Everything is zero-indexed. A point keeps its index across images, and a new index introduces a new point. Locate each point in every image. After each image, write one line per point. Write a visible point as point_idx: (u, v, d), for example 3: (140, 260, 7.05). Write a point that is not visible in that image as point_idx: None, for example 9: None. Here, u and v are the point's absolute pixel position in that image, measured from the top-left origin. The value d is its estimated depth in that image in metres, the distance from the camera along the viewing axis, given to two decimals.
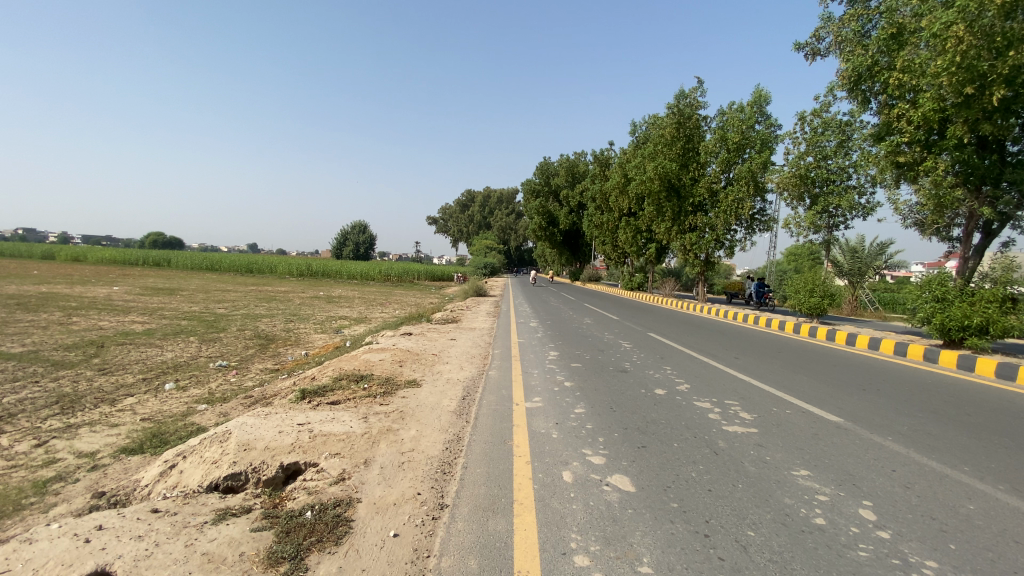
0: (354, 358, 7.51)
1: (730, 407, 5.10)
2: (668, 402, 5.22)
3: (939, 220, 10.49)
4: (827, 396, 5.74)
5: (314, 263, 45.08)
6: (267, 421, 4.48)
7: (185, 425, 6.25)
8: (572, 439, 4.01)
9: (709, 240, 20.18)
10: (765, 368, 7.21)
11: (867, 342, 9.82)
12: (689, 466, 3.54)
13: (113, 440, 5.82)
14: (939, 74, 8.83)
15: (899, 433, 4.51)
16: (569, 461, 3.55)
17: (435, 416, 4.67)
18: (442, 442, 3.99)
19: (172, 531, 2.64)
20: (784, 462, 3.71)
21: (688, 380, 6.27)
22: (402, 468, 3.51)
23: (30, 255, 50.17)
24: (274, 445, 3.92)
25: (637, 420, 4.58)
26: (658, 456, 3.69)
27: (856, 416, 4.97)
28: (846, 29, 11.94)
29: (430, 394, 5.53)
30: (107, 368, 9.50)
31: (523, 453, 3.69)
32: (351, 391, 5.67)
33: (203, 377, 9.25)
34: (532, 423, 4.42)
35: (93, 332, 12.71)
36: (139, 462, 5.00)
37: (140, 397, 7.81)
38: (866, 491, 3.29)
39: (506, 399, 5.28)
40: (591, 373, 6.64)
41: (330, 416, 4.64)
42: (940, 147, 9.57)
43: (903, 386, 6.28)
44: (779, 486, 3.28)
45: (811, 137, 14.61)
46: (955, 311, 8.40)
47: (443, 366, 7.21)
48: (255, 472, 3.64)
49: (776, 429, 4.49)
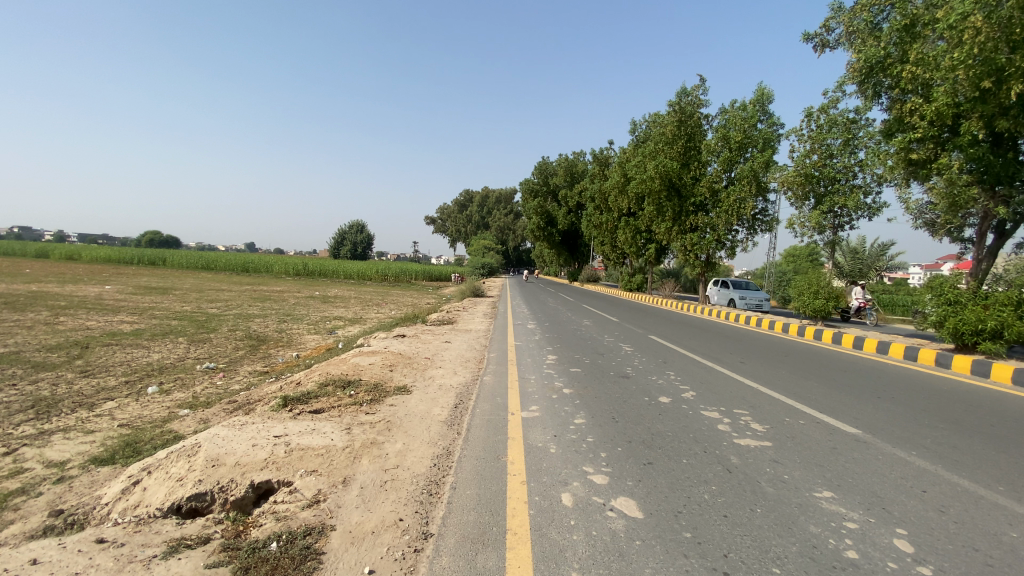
0: (343, 361, 7.16)
1: (739, 417, 4.78)
2: (674, 412, 4.89)
3: (952, 220, 10.12)
4: (841, 404, 5.43)
5: (311, 263, 44.63)
6: (242, 433, 4.14)
7: (163, 432, 5.90)
8: (571, 455, 3.67)
9: (710, 241, 19.81)
10: (772, 374, 6.88)
11: (876, 346, 9.49)
12: (700, 487, 3.21)
13: (85, 448, 5.47)
14: (956, 67, 8.48)
15: (924, 447, 4.18)
16: (568, 481, 3.22)
17: (424, 428, 4.32)
18: (430, 458, 3.65)
19: (114, 568, 2.40)
20: (805, 481, 3.39)
21: (693, 387, 5.94)
22: (384, 488, 3.17)
23: (24, 254, 49.41)
24: (245, 461, 3.58)
25: (642, 432, 4.25)
26: (667, 475, 3.36)
27: (875, 428, 4.65)
28: (858, 19, 11.49)
29: (420, 402, 5.19)
30: (90, 370, 9.10)
31: (519, 472, 3.36)
32: (335, 398, 5.33)
33: (188, 380, 8.86)
34: (528, 436, 4.08)
35: (79, 332, 12.35)
36: (108, 475, 4.66)
37: (120, 401, 7.44)
38: (898, 517, 2.96)
39: (501, 407, 4.94)
40: (591, 379, 6.30)
41: (310, 426, 4.30)
42: (954, 144, 9.25)
43: (919, 394, 5.98)
44: (802, 512, 2.95)
45: (817, 135, 14.28)
46: (970, 315, 8.08)
47: (436, 371, 6.86)
48: (222, 491, 3.30)
49: (790, 442, 4.17)
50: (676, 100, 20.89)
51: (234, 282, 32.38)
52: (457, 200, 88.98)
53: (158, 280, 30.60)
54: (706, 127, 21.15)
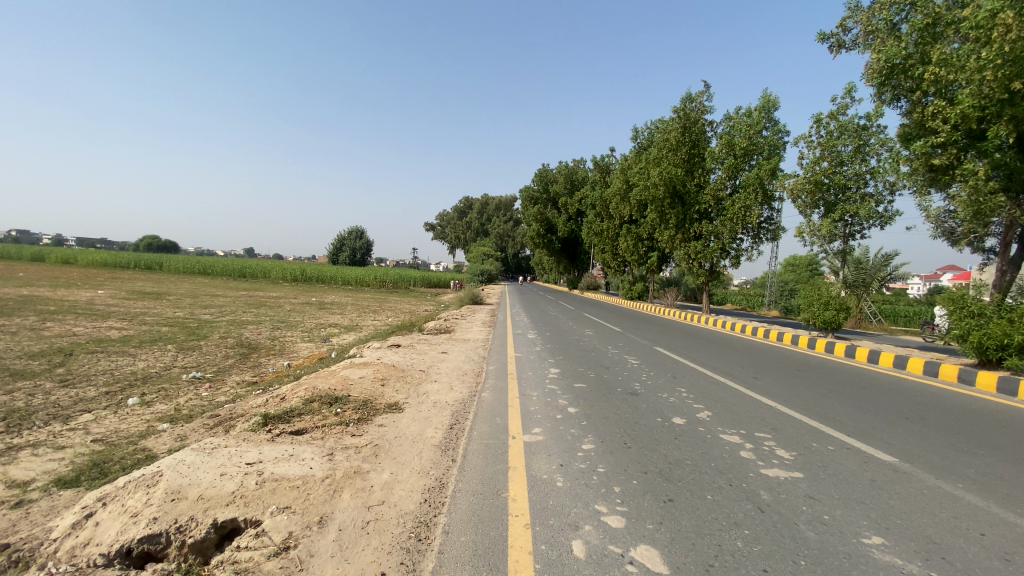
0: (332, 374, 6.72)
1: (763, 442, 4.34)
2: (690, 435, 4.46)
3: (976, 229, 9.73)
4: (868, 426, 5.02)
5: (309, 268, 44.27)
6: (211, 459, 3.70)
7: (136, 450, 5.43)
8: (580, 490, 3.25)
9: (714, 249, 19.41)
10: (789, 391, 6.46)
11: (892, 360, 9.07)
12: (732, 532, 2.78)
13: (52, 467, 5.02)
14: (983, 67, 8.18)
15: (970, 480, 3.75)
16: (579, 525, 2.79)
17: (415, 454, 3.89)
18: (420, 492, 3.22)
19: None
20: (848, 524, 2.97)
21: (707, 406, 5.50)
22: (366, 532, 2.73)
23: (19, 256, 48.67)
24: (210, 495, 3.14)
25: (658, 461, 3.82)
26: (691, 516, 2.93)
27: (911, 455, 4.22)
28: (876, 19, 11.14)
29: (412, 423, 4.74)
30: (69, 379, 8.64)
31: (521, 512, 2.93)
32: (320, 417, 4.89)
33: (172, 391, 8.41)
34: (532, 465, 3.67)
35: (64, 339, 11.89)
36: (70, 500, 4.21)
37: (98, 414, 6.97)
38: (963, 569, 2.54)
39: (501, 430, 4.50)
40: (597, 396, 5.86)
41: (288, 452, 3.86)
42: (980, 150, 8.88)
43: (947, 414, 5.56)
44: (854, 565, 2.53)
45: (827, 141, 13.94)
46: (994, 328, 7.71)
47: (431, 386, 6.42)
48: (179, 532, 2.86)
49: (823, 472, 3.74)
50: (681, 106, 20.59)
51: (229, 287, 31.84)
52: (456, 206, 88.70)
53: (152, 284, 30.18)
54: (711, 133, 20.86)
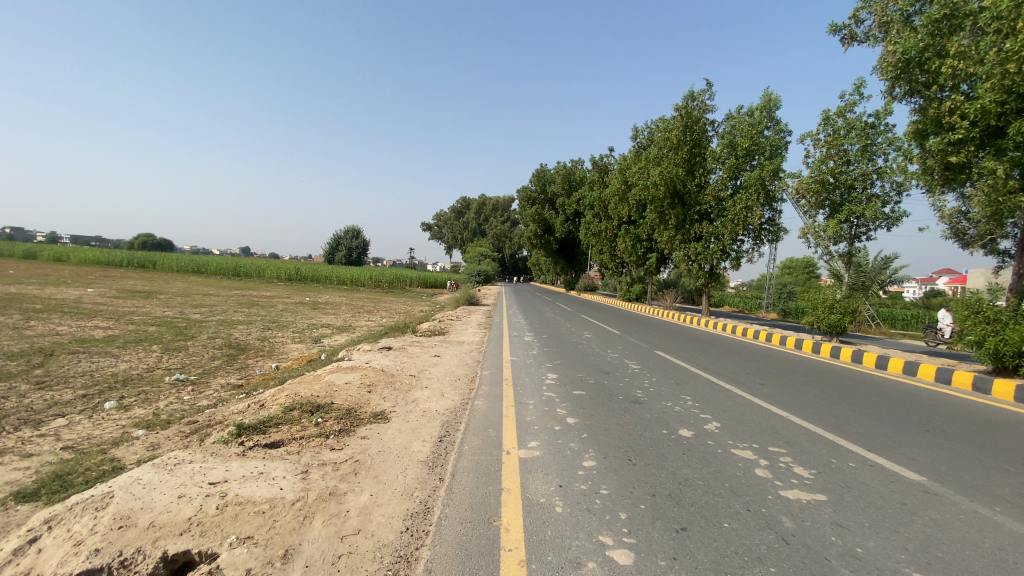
0: (317, 378, 6.34)
1: (779, 459, 3.99)
2: (699, 450, 4.12)
3: (992, 229, 9.44)
4: (888, 439, 4.68)
5: (304, 267, 43.66)
6: (170, 478, 3.32)
7: (104, 459, 5.01)
8: (583, 516, 2.90)
9: (715, 251, 19.11)
10: (799, 399, 6.12)
11: (903, 366, 8.74)
12: (756, 570, 2.43)
13: (14, 478, 4.62)
14: (1005, 59, 7.86)
15: (1006, 501, 3.43)
16: (582, 561, 2.43)
17: (399, 471, 3.54)
18: (401, 519, 2.86)
19: None
20: (887, 560, 2.61)
21: (716, 417, 5.15)
22: (336, 569, 2.37)
23: (11, 253, 48.09)
24: (162, 522, 2.77)
25: (666, 480, 3.47)
26: (708, 550, 2.59)
27: (940, 473, 3.88)
28: (891, 10, 10.84)
29: (398, 435, 4.37)
30: (46, 381, 8.21)
31: (516, 545, 2.57)
32: (299, 427, 4.51)
33: (154, 394, 7.99)
34: (529, 486, 3.31)
35: (46, 339, 11.42)
36: (24, 516, 3.82)
37: (71, 419, 6.54)
38: None
39: (494, 444, 4.14)
40: (597, 404, 5.50)
41: (258, 469, 3.50)
42: (999, 148, 8.57)
43: (968, 426, 5.24)
44: None
45: (833, 139, 13.67)
46: (1013, 334, 7.38)
47: (421, 392, 6.05)
48: (123, 567, 2.49)
49: (848, 494, 3.39)
50: (683, 104, 20.29)
51: (223, 285, 31.34)
52: (453, 206, 88.21)
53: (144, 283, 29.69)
54: (712, 132, 20.59)
